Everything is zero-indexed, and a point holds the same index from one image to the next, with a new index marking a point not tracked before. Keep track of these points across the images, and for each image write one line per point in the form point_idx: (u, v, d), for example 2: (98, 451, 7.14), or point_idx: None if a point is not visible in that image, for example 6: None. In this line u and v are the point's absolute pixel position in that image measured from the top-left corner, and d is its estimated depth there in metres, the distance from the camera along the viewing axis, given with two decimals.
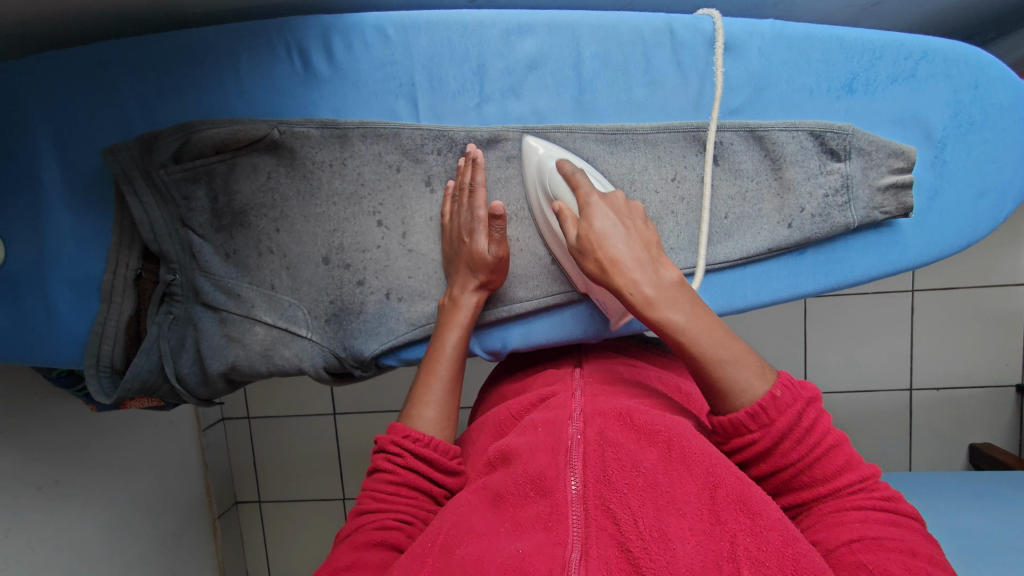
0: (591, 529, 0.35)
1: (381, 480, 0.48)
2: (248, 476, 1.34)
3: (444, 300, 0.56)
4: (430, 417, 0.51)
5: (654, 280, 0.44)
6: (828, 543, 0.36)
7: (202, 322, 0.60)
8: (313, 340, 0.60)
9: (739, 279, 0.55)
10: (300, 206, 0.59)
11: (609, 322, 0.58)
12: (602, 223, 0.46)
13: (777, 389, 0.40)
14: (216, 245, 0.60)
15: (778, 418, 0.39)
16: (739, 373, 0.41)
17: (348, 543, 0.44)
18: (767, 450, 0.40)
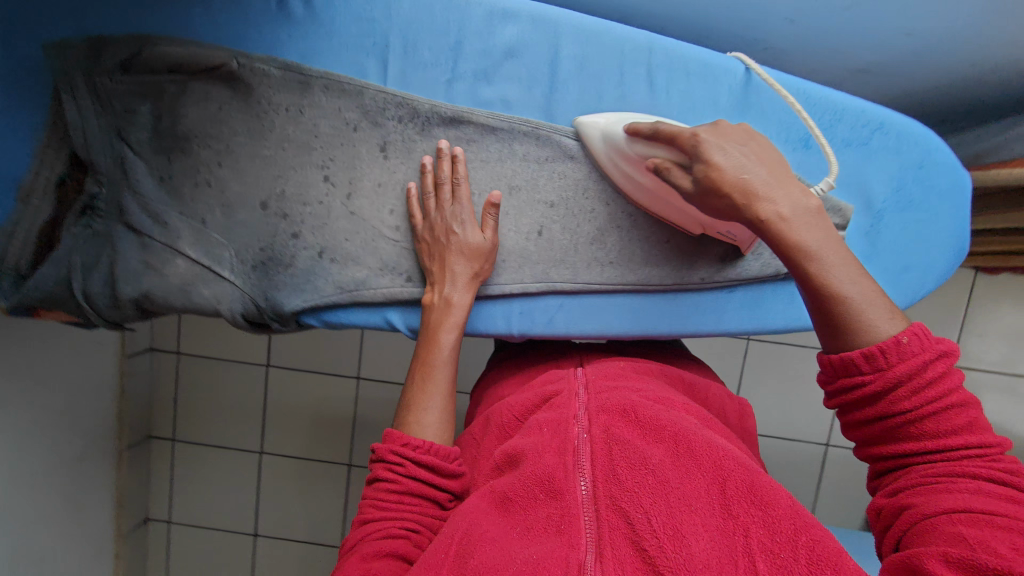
0: (603, 529, 0.36)
1: (378, 491, 0.48)
2: (167, 412, 1.30)
3: (428, 299, 0.55)
4: (429, 422, 0.51)
5: (788, 207, 0.42)
6: (926, 509, 0.34)
7: (121, 243, 0.57)
8: (235, 283, 0.58)
9: (665, 305, 0.58)
10: (247, 144, 0.56)
11: (537, 324, 0.58)
12: (719, 157, 0.43)
13: (907, 335, 0.37)
14: (151, 167, 0.57)
15: (913, 359, 0.37)
16: (880, 310, 0.38)
17: (354, 558, 0.43)
18: (881, 395, 0.38)
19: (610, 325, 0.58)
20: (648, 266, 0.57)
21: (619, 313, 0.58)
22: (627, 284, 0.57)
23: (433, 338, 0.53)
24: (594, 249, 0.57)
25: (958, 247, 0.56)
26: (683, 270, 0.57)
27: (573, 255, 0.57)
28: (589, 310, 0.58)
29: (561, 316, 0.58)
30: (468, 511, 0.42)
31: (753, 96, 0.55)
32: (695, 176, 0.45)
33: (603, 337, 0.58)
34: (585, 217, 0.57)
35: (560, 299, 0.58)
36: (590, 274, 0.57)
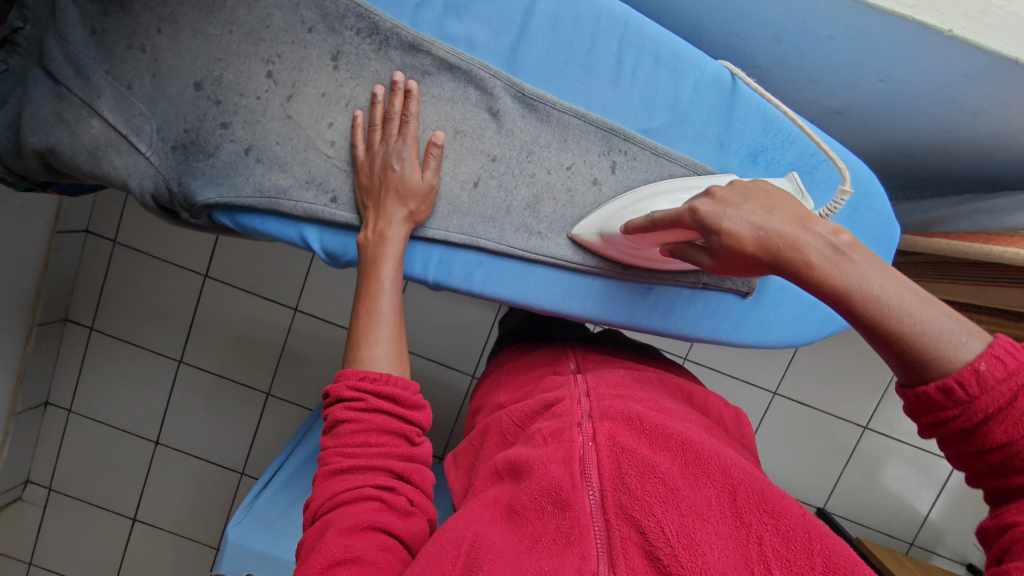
0: (613, 538, 0.37)
1: (345, 434, 0.45)
2: (89, 298, 1.24)
3: (361, 237, 0.52)
4: (380, 357, 0.48)
5: (818, 257, 0.36)
6: (1021, 533, 0.33)
7: (36, 87, 0.53)
8: (149, 160, 0.54)
9: (585, 288, 0.58)
10: (193, 18, 0.53)
11: (453, 276, 0.56)
12: (734, 224, 0.38)
13: (983, 360, 0.34)
14: (85, 15, 0.54)
15: (999, 386, 0.34)
16: (940, 326, 0.35)
17: (333, 527, 0.40)
18: (970, 425, 0.35)
19: (527, 295, 0.57)
20: (575, 244, 0.56)
21: (535, 285, 0.57)
22: (550, 257, 0.56)
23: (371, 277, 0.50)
24: (526, 214, 0.56)
25: None
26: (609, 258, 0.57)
27: (503, 215, 0.56)
28: (509, 274, 0.56)
29: (478, 274, 0.56)
30: (472, 519, 0.41)
31: (716, 99, 0.55)
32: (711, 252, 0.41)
33: (513, 304, 0.57)
34: (523, 179, 0.56)
35: (481, 256, 0.56)
36: (517, 238, 0.56)
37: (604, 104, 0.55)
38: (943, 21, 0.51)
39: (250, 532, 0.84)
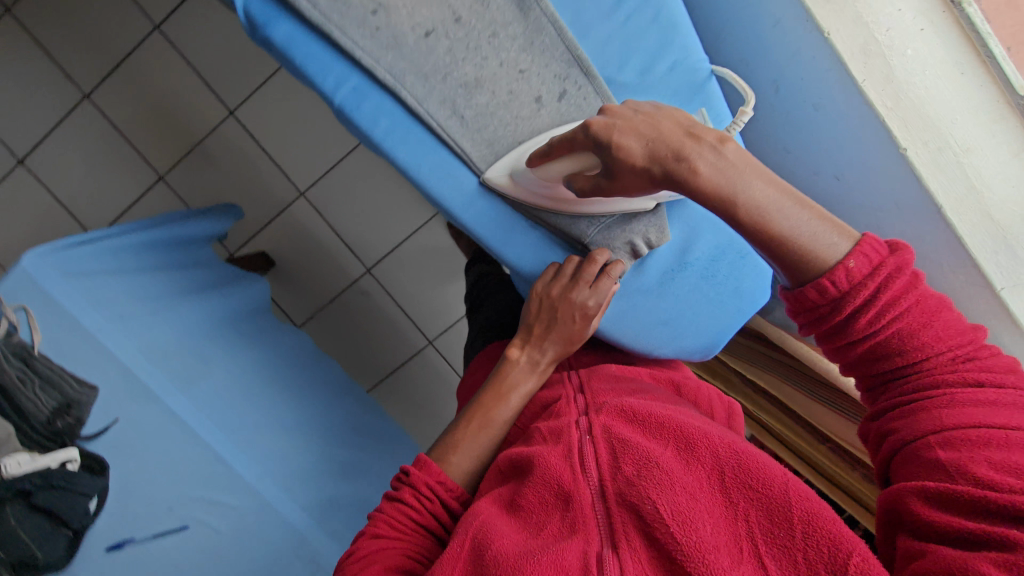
0: (614, 525, 0.51)
1: (408, 509, 0.60)
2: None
3: (514, 356, 0.72)
4: (461, 467, 0.66)
5: (704, 165, 0.50)
6: (907, 434, 0.53)
7: None
8: None
9: (471, 188, 0.61)
10: None
11: (358, 110, 0.55)
12: (627, 137, 0.51)
13: (854, 259, 0.51)
14: None
15: (863, 278, 0.51)
16: (819, 231, 0.52)
17: (378, 563, 0.55)
18: (841, 321, 0.54)
19: (417, 165, 0.58)
20: (486, 148, 0.59)
21: (433, 163, 0.58)
22: (456, 146, 0.58)
23: (499, 400, 0.69)
24: (456, 91, 0.58)
25: (707, 333, 0.75)
26: (508, 179, 0.61)
27: (438, 80, 0.57)
28: (410, 138, 0.57)
29: (383, 124, 0.56)
30: (489, 513, 0.57)
31: (681, 82, 0.64)
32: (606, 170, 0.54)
33: (405, 170, 0.58)
34: (474, 57, 0.58)
35: (394, 107, 0.56)
36: (435, 107, 0.57)
37: (592, 36, 0.63)
38: (907, 139, 0.66)
39: (49, 270, 0.77)
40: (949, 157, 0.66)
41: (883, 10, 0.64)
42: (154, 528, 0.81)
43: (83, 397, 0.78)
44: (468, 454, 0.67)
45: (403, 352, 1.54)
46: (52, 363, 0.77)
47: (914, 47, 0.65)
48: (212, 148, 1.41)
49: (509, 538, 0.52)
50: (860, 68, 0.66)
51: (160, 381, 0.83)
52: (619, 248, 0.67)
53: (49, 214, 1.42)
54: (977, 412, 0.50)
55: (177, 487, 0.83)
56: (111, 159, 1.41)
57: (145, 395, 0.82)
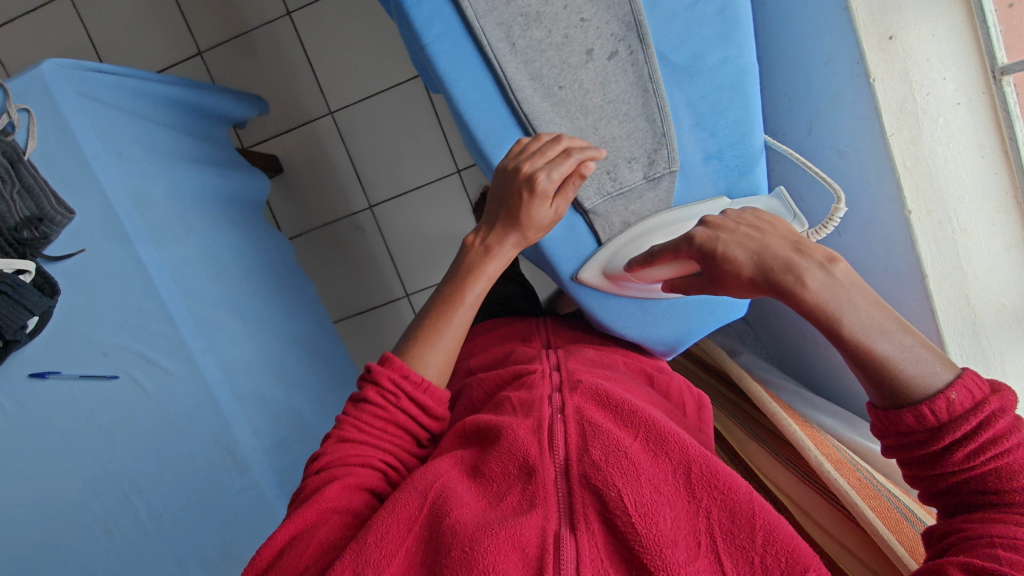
0: (577, 504, 0.49)
1: (375, 409, 0.61)
2: None
3: (472, 242, 0.67)
4: (427, 361, 0.64)
5: (818, 281, 0.49)
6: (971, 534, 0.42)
7: None
8: None
9: (501, 118, 0.62)
10: None
11: (419, 7, 0.56)
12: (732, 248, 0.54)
13: (954, 390, 0.45)
14: None
15: (963, 413, 0.44)
16: (915, 359, 0.47)
17: (336, 482, 0.55)
18: (930, 455, 0.46)
19: (457, 78, 0.59)
20: (527, 80, 0.60)
21: (472, 82, 0.60)
22: (500, 69, 0.59)
23: (460, 295, 0.66)
24: (515, 19, 0.59)
25: (681, 329, 0.76)
26: (539, 117, 0.61)
27: (500, 3, 0.58)
28: (459, 51, 0.59)
29: (436, 29, 0.58)
30: (445, 475, 0.55)
31: (725, 81, 0.63)
32: (709, 279, 0.57)
33: (443, 80, 0.59)
34: None
35: (453, 15, 0.57)
36: (491, 28, 0.58)
37: (658, 8, 0.61)
38: (913, 201, 0.62)
39: (65, 84, 0.77)
40: (947, 233, 0.64)
41: (931, 73, 0.61)
42: (82, 368, 0.81)
43: (57, 216, 0.76)
44: (440, 350, 0.65)
45: (378, 296, 1.53)
46: (37, 172, 0.76)
47: (947, 116, 0.62)
48: (258, 40, 1.40)
49: (468, 508, 0.51)
50: (891, 119, 0.61)
51: (137, 227, 0.81)
52: (615, 223, 0.68)
53: (79, 53, 1.42)
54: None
55: (117, 334, 0.81)
56: (157, 20, 1.40)
57: (115, 233, 0.79)
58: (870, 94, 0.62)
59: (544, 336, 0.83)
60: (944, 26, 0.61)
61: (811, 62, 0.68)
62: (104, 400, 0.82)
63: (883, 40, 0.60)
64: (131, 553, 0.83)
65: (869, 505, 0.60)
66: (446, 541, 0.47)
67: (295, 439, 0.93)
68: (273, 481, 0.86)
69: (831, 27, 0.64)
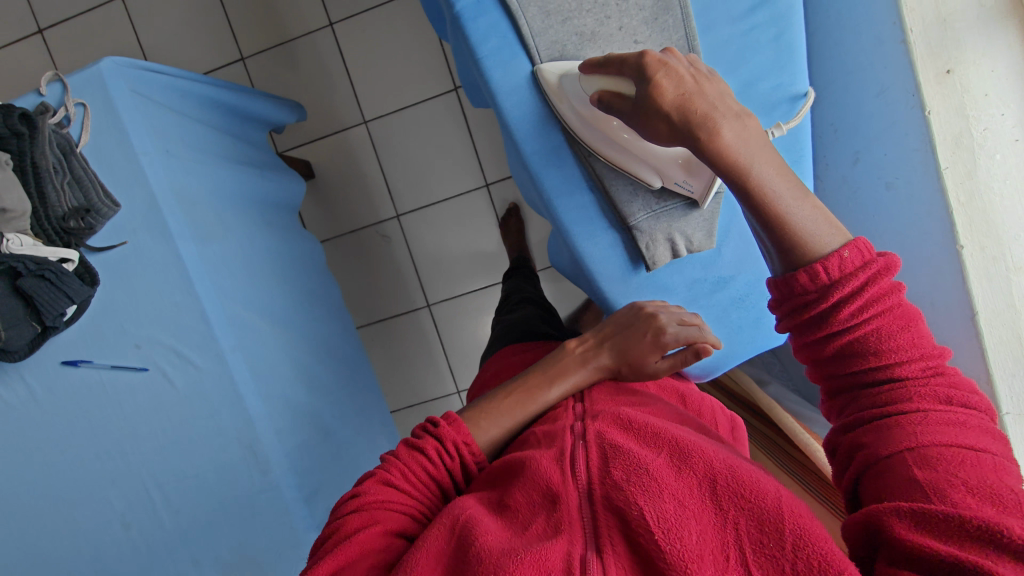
0: (602, 530, 0.48)
1: (427, 463, 0.60)
2: None
3: (572, 347, 0.71)
4: (485, 432, 0.65)
5: (728, 132, 0.49)
6: (878, 451, 0.44)
7: None
8: None
9: (549, 133, 0.63)
10: None
11: (477, 23, 0.58)
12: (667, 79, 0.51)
13: (848, 249, 0.46)
14: None
15: (853, 269, 0.45)
16: (815, 218, 0.48)
17: (378, 525, 0.53)
18: (820, 316, 0.47)
19: (508, 92, 0.60)
20: (578, 100, 0.61)
21: (522, 97, 0.61)
22: (552, 87, 0.60)
23: (540, 388, 0.68)
24: (569, 41, 0.59)
25: (719, 353, 0.75)
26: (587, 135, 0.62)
27: (556, 24, 0.59)
28: (512, 67, 0.60)
29: (492, 43, 0.59)
30: (468, 509, 0.54)
31: (777, 109, 0.63)
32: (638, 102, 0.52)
33: (494, 94, 0.60)
34: (596, 16, 0.59)
35: (509, 31, 0.59)
36: (546, 49, 0.59)
37: (713, 33, 0.62)
38: (966, 236, 0.61)
39: (121, 82, 0.79)
40: (1000, 270, 0.60)
41: (988, 109, 0.59)
42: (113, 359, 0.82)
43: (103, 208, 0.78)
44: (498, 423, 0.66)
45: (400, 305, 1.54)
46: (88, 165, 0.78)
47: (1005, 152, 0.59)
48: (301, 49, 1.44)
49: (493, 535, 0.50)
50: (946, 154, 0.61)
51: (179, 222, 0.82)
52: (659, 243, 0.67)
53: (129, 54, 1.47)
54: (955, 433, 0.43)
55: (151, 327, 0.82)
56: (205, 26, 1.45)
57: (157, 227, 0.81)
58: (924, 126, 0.61)
59: None
60: (1005, 63, 0.59)
61: (862, 93, 0.68)
62: (133, 393, 0.82)
63: (941, 74, 0.60)
64: (147, 548, 0.83)
65: None
66: (473, 570, 0.46)
67: (315, 442, 0.93)
68: (293, 483, 0.85)
69: (886, 57, 0.63)
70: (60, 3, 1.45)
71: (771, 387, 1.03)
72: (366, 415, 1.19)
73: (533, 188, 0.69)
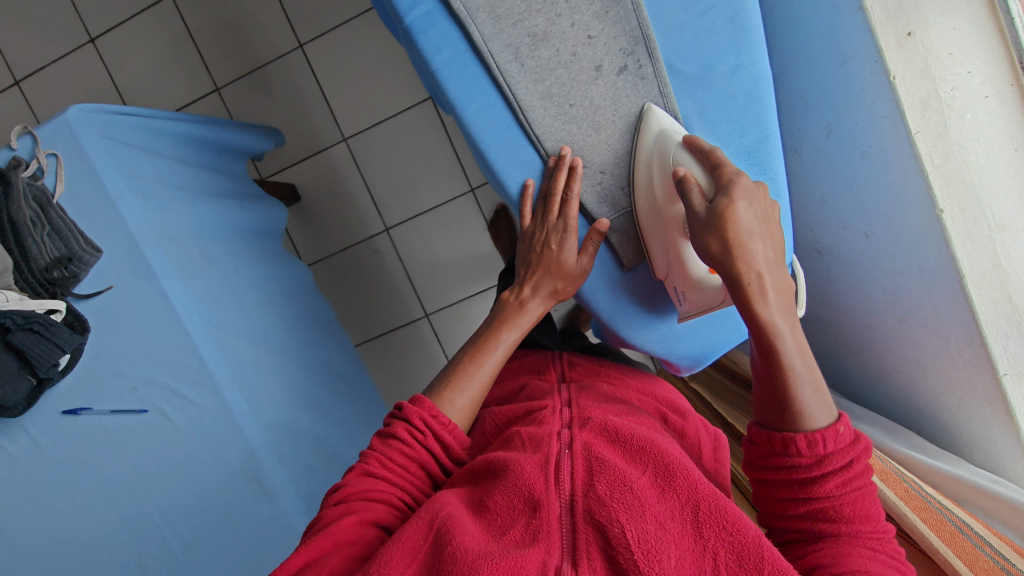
0: (578, 539, 0.48)
1: (402, 448, 0.62)
2: None
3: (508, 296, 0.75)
4: (457, 404, 0.68)
5: (771, 288, 0.55)
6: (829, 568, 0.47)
7: None
8: None
9: (512, 137, 0.62)
10: None
11: (427, 34, 0.57)
12: (738, 205, 0.54)
13: (841, 424, 0.53)
14: None
15: (842, 446, 0.52)
16: (814, 392, 0.54)
17: (352, 515, 0.55)
18: (802, 479, 0.52)
19: (467, 100, 0.60)
20: (537, 100, 0.60)
21: (482, 104, 0.60)
22: (509, 91, 0.59)
23: (491, 346, 0.72)
24: (522, 42, 0.59)
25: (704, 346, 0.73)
26: (549, 137, 0.62)
27: (507, 26, 0.58)
28: (467, 74, 0.59)
29: (445, 54, 0.58)
30: (448, 507, 0.55)
31: (742, 88, 0.62)
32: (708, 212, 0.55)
33: (454, 104, 0.60)
34: (546, 14, 0.58)
35: (460, 39, 0.58)
36: (499, 51, 0.58)
37: (666, 21, 0.61)
38: (944, 201, 0.59)
39: (89, 129, 0.79)
40: (982, 229, 0.59)
41: (954, 67, 0.57)
42: (112, 404, 0.82)
43: (85, 255, 0.78)
44: (467, 393, 0.68)
45: (397, 318, 1.54)
46: (65, 214, 0.78)
47: (975, 111, 0.58)
48: (273, 74, 1.44)
49: (472, 536, 0.50)
50: (915, 118, 0.59)
51: (161, 262, 0.82)
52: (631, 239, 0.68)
53: (105, 96, 1.48)
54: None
55: (145, 368, 0.82)
56: (176, 61, 1.45)
57: (140, 269, 0.81)
58: (890, 91, 0.60)
59: (559, 369, 0.83)
60: (967, 19, 0.57)
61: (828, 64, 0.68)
62: (134, 435, 0.83)
63: (901, 37, 0.58)
64: None
65: (921, 518, 0.65)
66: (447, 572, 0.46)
67: (321, 465, 0.93)
68: (302, 508, 0.86)
69: (846, 26, 0.62)
70: (31, 53, 1.46)
71: None
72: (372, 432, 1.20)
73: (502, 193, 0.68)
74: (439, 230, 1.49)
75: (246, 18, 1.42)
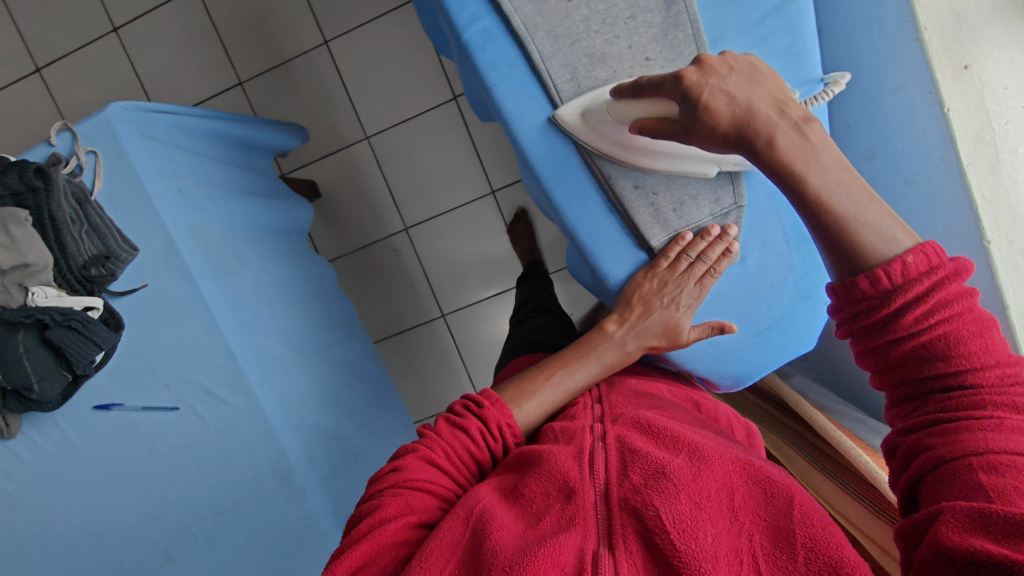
0: (612, 521, 0.49)
1: (468, 444, 0.63)
2: None
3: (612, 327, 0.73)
4: (526, 411, 0.69)
5: (783, 133, 0.49)
6: (943, 452, 0.44)
7: None
8: None
9: (564, 154, 0.62)
10: None
11: (485, 52, 0.58)
12: (716, 98, 0.50)
13: (912, 255, 0.47)
14: None
15: (919, 274, 0.47)
16: (870, 214, 0.49)
17: (412, 516, 0.54)
18: (882, 330, 0.49)
19: (520, 118, 0.61)
20: None
21: (534, 121, 0.61)
22: (565, 111, 0.60)
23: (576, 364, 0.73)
24: (579, 63, 0.60)
25: (748, 365, 0.75)
26: (604, 156, 0.63)
27: (566, 47, 0.59)
28: (522, 91, 0.60)
29: (501, 71, 0.59)
30: (484, 498, 0.55)
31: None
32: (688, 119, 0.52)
33: (508, 120, 0.61)
34: (604, 36, 0.59)
35: (517, 58, 0.59)
36: (557, 73, 0.59)
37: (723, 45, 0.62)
38: (993, 231, 0.60)
39: (129, 127, 0.80)
40: None
41: (1010, 101, 0.59)
42: (144, 400, 0.83)
43: (122, 254, 0.79)
44: (538, 403, 0.70)
45: (414, 317, 1.54)
46: (103, 213, 0.79)
47: None
48: (298, 70, 1.44)
49: (509, 529, 0.50)
50: (967, 149, 0.60)
51: (197, 262, 0.82)
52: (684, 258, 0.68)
53: (128, 87, 1.47)
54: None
55: (178, 367, 0.83)
56: (200, 55, 1.45)
57: (177, 268, 0.82)
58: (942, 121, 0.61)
59: None
60: None
61: (877, 89, 0.69)
62: (165, 431, 0.84)
63: (958, 70, 0.60)
64: None
65: None
66: (488, 559, 0.47)
67: (348, 466, 0.94)
68: (329, 509, 0.86)
69: (900, 54, 0.64)
70: (54, 42, 1.45)
71: (795, 379, 1.09)
72: (392, 432, 1.20)
73: (547, 206, 0.69)
74: (463, 230, 1.49)
75: (273, 14, 1.41)
